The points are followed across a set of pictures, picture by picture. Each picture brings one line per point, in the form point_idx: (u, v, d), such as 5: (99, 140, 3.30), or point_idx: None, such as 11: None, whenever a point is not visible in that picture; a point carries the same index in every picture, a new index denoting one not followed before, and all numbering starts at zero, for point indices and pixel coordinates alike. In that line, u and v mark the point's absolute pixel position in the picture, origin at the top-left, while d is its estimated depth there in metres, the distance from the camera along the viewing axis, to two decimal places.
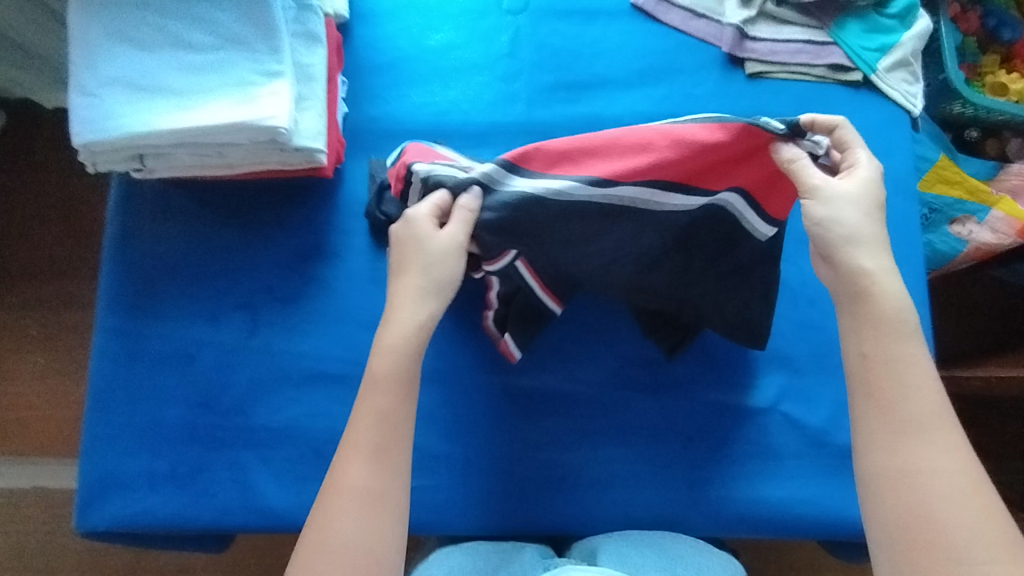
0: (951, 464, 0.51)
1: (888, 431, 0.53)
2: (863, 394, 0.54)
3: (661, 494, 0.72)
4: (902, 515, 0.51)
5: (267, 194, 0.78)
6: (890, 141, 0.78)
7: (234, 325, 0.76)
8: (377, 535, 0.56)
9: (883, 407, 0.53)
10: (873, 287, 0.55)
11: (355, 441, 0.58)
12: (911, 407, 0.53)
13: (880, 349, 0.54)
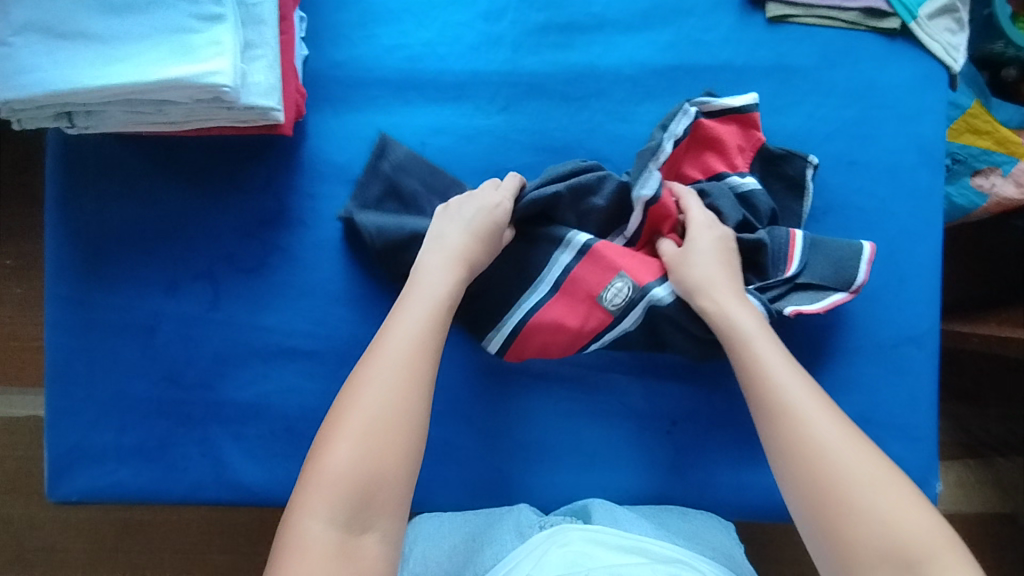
0: (853, 460, 0.51)
1: (775, 433, 0.54)
2: (766, 423, 0.55)
3: (643, 477, 0.70)
4: (816, 500, 0.51)
5: (225, 152, 0.71)
6: (922, 103, 0.69)
7: (195, 295, 0.71)
8: (411, 394, 0.54)
9: (762, 405, 0.56)
10: (721, 321, 0.60)
11: (397, 323, 0.58)
12: (793, 407, 0.54)
13: (746, 364, 0.58)
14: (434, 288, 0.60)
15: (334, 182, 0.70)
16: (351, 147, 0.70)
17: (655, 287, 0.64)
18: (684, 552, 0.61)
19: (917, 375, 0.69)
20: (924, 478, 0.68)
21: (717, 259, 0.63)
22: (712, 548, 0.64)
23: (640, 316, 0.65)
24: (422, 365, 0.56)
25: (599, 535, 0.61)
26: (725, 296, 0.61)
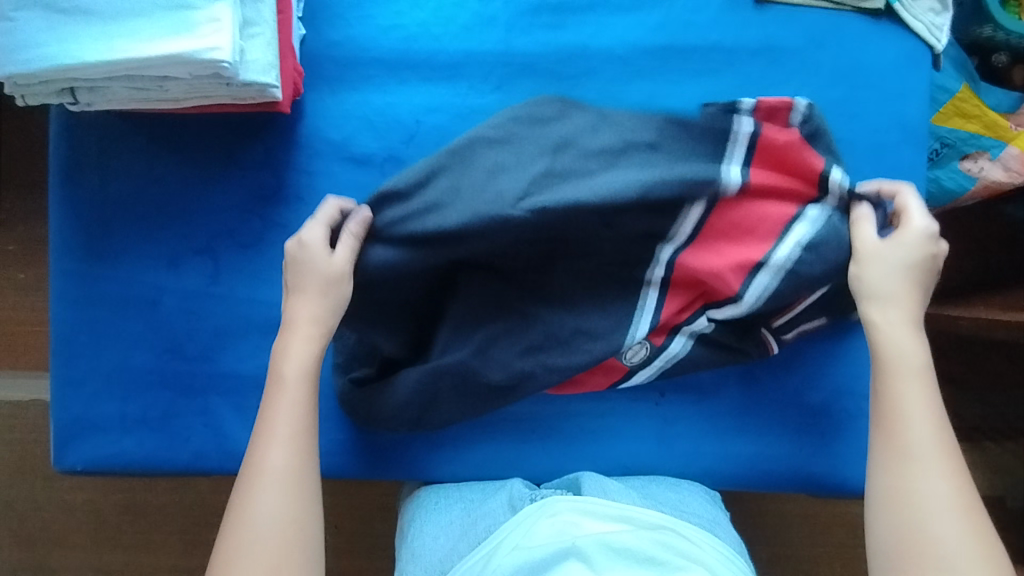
0: (956, 521, 0.53)
1: (890, 459, 0.57)
2: (881, 427, 0.58)
3: (632, 447, 0.72)
4: (899, 537, 0.54)
5: (225, 129, 0.72)
6: (906, 83, 0.70)
7: (196, 270, 0.73)
8: (297, 487, 0.59)
9: (883, 409, 0.59)
10: (881, 346, 0.60)
11: (271, 426, 0.60)
12: (916, 443, 0.56)
13: (885, 376, 0.59)
14: (297, 395, 0.61)
15: (331, 159, 0.72)
16: (347, 124, 0.72)
17: (671, 345, 0.68)
18: (671, 518, 0.63)
19: None
20: None
21: (899, 277, 0.62)
22: (698, 516, 0.66)
23: (647, 320, 0.66)
24: (301, 474, 0.59)
25: (587, 505, 0.63)
26: (889, 323, 0.61)
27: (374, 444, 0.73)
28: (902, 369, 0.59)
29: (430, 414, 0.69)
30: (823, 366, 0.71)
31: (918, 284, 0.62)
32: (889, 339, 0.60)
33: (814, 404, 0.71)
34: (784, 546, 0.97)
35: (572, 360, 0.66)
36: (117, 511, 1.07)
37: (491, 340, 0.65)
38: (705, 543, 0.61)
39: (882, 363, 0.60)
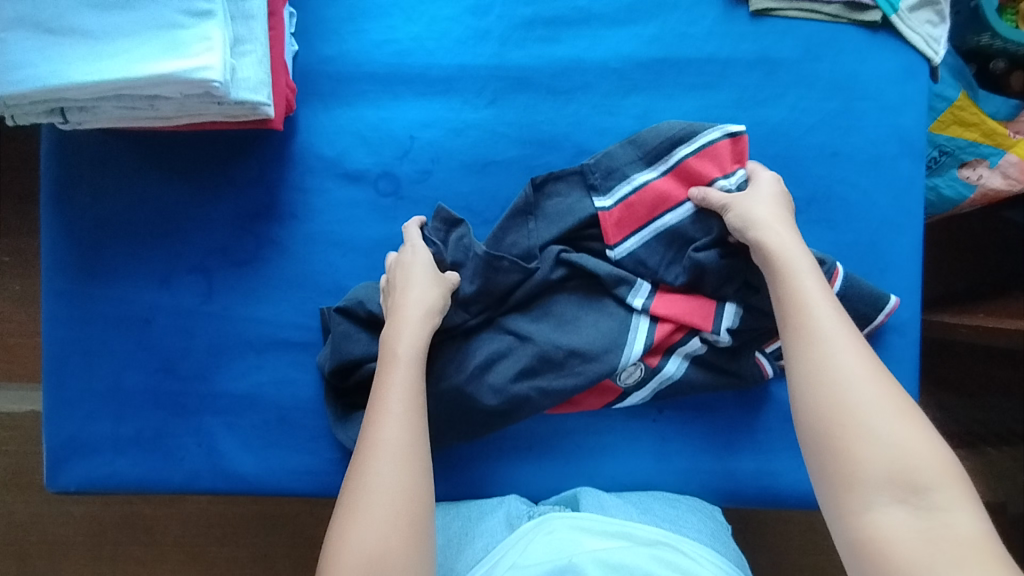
0: (882, 396, 0.47)
1: (798, 347, 0.52)
2: (797, 350, 0.52)
3: (630, 464, 0.71)
4: (831, 433, 0.47)
5: (217, 146, 0.72)
6: (903, 95, 0.69)
7: (189, 288, 0.72)
8: (414, 469, 0.54)
9: (793, 334, 0.53)
10: (773, 262, 0.57)
11: (393, 351, 0.60)
12: (829, 338, 0.51)
13: (787, 297, 0.55)
14: (422, 313, 0.62)
15: (325, 175, 0.71)
16: (341, 140, 0.71)
17: (666, 365, 0.67)
18: (669, 534, 0.62)
19: (898, 367, 0.70)
20: None
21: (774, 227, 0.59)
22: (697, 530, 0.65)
23: (639, 344, 0.66)
24: (412, 465, 0.54)
25: (584, 522, 0.62)
26: (780, 253, 0.57)
27: None
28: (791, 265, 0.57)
29: (440, 433, 0.68)
30: None
31: (778, 225, 0.60)
32: (792, 270, 0.56)
33: None
34: (783, 554, 0.96)
35: (568, 380, 0.66)
36: (112, 526, 1.06)
37: (490, 361, 0.66)
38: (702, 557, 0.61)
39: (759, 249, 0.59)
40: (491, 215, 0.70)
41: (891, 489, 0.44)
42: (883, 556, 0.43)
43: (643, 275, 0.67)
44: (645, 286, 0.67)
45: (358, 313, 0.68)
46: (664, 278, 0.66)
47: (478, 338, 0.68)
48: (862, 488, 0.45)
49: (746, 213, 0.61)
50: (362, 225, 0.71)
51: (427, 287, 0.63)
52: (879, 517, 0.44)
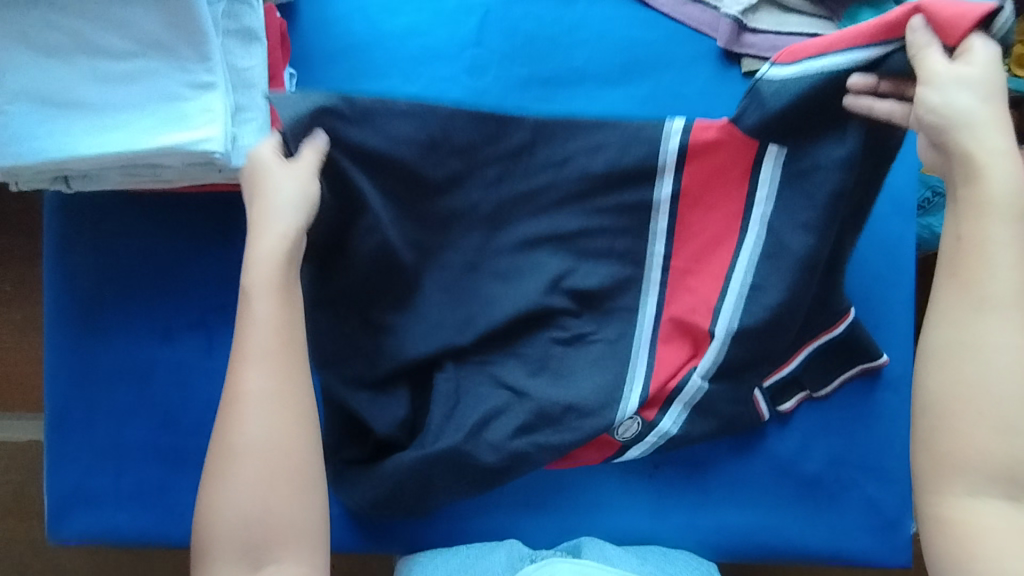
0: None
1: (958, 305, 0.46)
2: (956, 300, 0.46)
3: (626, 518, 0.72)
4: (950, 403, 0.45)
5: (217, 204, 0.73)
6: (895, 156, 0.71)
7: (190, 344, 0.73)
8: (291, 440, 0.52)
9: (969, 282, 0.46)
10: (976, 197, 0.46)
11: (248, 312, 0.53)
12: (1009, 303, 0.45)
13: (976, 244, 0.46)
14: (275, 259, 0.54)
15: None
16: None
17: (662, 421, 0.68)
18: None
19: (889, 421, 0.71)
20: (897, 519, 0.71)
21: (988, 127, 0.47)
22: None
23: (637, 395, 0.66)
24: (287, 376, 0.52)
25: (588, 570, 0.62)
26: (986, 200, 0.46)
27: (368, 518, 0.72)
28: (998, 207, 0.46)
29: (435, 493, 0.67)
30: (816, 436, 0.71)
31: (983, 89, 0.48)
32: (983, 202, 0.46)
33: (809, 474, 0.71)
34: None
35: (562, 430, 0.66)
36: None
37: (486, 421, 0.66)
38: None
39: (969, 167, 0.47)
40: None
41: (999, 483, 0.44)
42: (964, 532, 0.45)
43: (636, 316, 0.67)
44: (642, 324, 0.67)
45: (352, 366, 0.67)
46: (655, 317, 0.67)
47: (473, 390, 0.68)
48: (967, 477, 0.45)
49: (950, 110, 0.47)
50: None
51: (289, 218, 0.55)
52: (974, 508, 0.45)
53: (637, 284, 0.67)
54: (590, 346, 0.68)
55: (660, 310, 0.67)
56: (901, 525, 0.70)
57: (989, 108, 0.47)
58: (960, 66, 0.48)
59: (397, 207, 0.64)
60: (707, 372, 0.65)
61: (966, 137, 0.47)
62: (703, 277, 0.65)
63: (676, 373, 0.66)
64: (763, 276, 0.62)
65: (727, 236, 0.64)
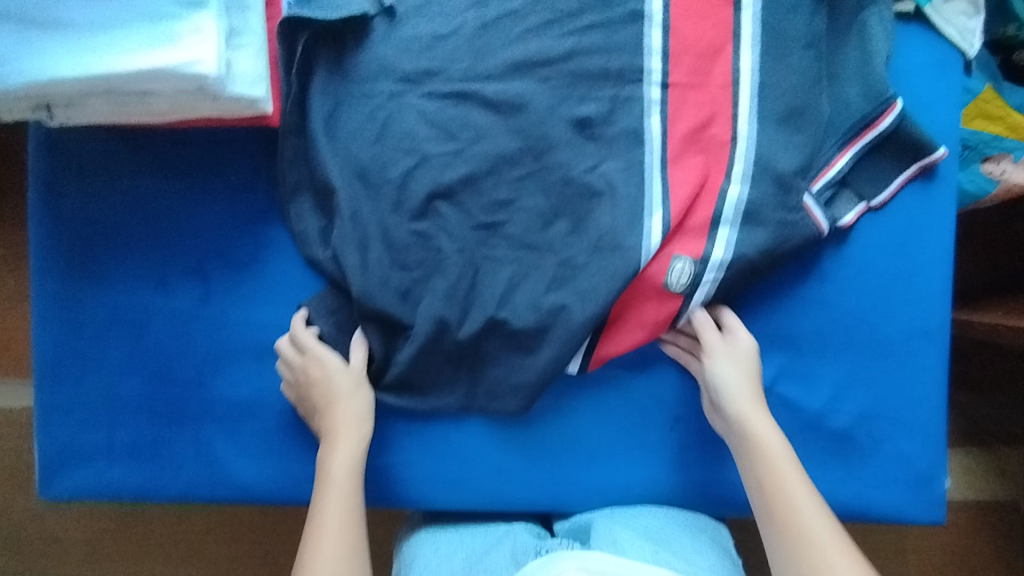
0: (843, 563, 0.54)
1: (763, 497, 0.59)
2: (758, 490, 0.60)
3: (644, 474, 0.69)
4: None
5: (209, 142, 0.68)
6: (937, 91, 0.66)
7: (185, 291, 0.69)
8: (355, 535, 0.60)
9: (760, 491, 0.60)
10: (743, 439, 0.61)
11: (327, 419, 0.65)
12: (801, 513, 0.57)
13: (749, 453, 0.61)
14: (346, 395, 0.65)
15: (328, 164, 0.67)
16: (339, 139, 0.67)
17: (713, 252, 0.63)
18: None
19: (923, 372, 0.67)
20: (930, 474, 0.68)
21: (742, 369, 0.63)
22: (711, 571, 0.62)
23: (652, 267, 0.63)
24: None
25: (594, 565, 0.57)
26: (755, 429, 0.61)
27: (375, 473, 0.69)
28: (771, 451, 0.60)
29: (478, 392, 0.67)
30: (846, 388, 0.67)
31: (745, 376, 0.63)
32: (771, 450, 0.60)
33: (837, 429, 0.67)
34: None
35: (602, 291, 0.63)
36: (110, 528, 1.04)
37: (514, 283, 0.66)
38: None
39: (749, 455, 0.61)
40: (497, 214, 0.67)
41: None
42: None
43: (643, 139, 0.65)
44: (653, 181, 0.64)
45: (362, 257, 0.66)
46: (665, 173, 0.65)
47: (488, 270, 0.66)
48: None
49: None
50: (359, 225, 0.67)
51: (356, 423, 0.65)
52: None
53: (638, 102, 0.66)
54: (601, 178, 0.65)
55: (668, 127, 0.65)
56: (933, 480, 0.67)
57: (743, 372, 0.63)
58: (731, 346, 0.64)
59: (394, 62, 0.67)
60: (745, 175, 0.63)
61: (732, 416, 0.62)
62: (723, 119, 0.65)
63: (709, 182, 0.64)
64: (769, 76, 0.64)
65: (721, 85, 0.65)
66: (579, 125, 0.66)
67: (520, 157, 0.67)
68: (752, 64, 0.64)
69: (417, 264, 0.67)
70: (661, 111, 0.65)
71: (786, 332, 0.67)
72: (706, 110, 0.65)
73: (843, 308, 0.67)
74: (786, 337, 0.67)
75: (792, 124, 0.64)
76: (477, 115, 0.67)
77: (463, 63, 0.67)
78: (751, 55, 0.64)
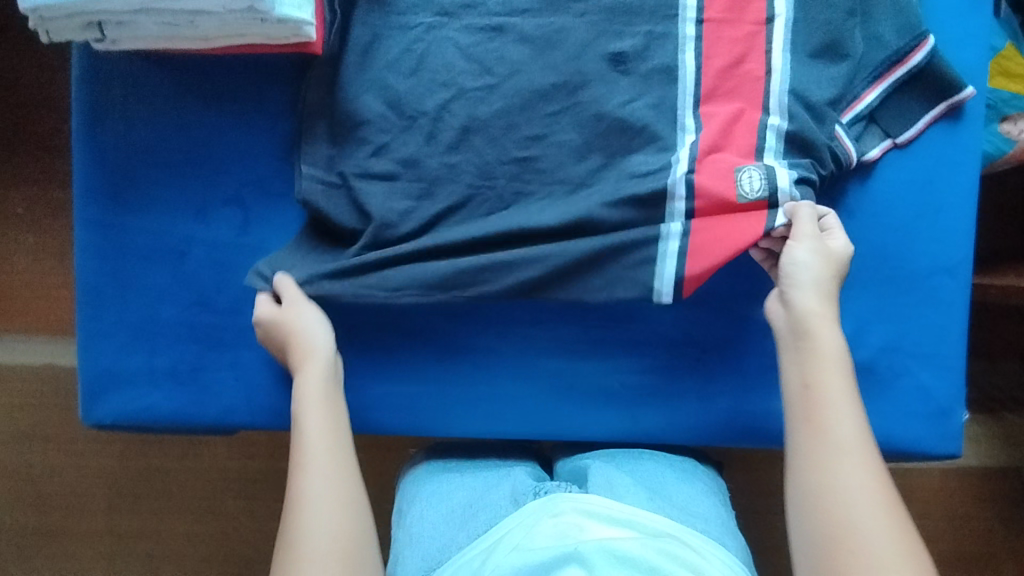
0: (877, 524, 0.53)
1: (808, 444, 0.57)
2: (800, 428, 0.58)
3: (669, 406, 0.70)
4: (824, 542, 0.53)
5: (250, 72, 0.69)
6: (966, 30, 0.66)
7: (224, 220, 0.70)
8: (347, 497, 0.62)
9: (805, 429, 0.58)
10: (805, 374, 0.59)
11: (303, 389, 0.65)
12: (847, 462, 0.56)
13: (807, 388, 0.59)
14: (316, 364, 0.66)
15: (367, 92, 0.68)
16: (377, 71, 0.68)
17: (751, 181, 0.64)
18: (674, 525, 0.63)
19: (948, 309, 0.68)
20: (951, 409, 0.69)
21: (818, 295, 0.61)
22: (704, 521, 0.67)
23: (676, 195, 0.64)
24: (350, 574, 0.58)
25: (592, 507, 0.62)
26: (823, 379, 0.59)
27: (409, 400, 0.72)
28: (820, 395, 0.58)
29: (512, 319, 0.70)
30: (869, 323, 0.68)
31: (824, 301, 0.61)
32: (829, 389, 0.58)
33: (860, 363, 0.68)
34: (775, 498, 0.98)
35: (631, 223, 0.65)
36: (137, 474, 1.05)
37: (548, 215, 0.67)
38: (708, 553, 0.62)
39: (803, 392, 0.59)
40: (530, 147, 0.68)
41: None
42: None
43: (677, 75, 0.67)
44: (685, 118, 0.66)
45: (394, 188, 0.68)
46: (695, 110, 0.66)
47: (517, 204, 0.67)
48: None
49: None
50: (393, 155, 0.68)
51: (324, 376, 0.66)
52: None
53: (673, 38, 0.67)
54: (633, 113, 0.66)
55: (702, 63, 0.66)
56: (952, 413, 0.69)
57: (820, 298, 0.61)
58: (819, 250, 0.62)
59: None
60: (782, 108, 0.65)
61: (793, 340, 0.61)
62: (757, 55, 0.66)
63: (744, 116, 0.65)
64: (802, 13, 0.65)
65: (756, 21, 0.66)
66: (614, 60, 0.67)
67: (554, 93, 0.67)
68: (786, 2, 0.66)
69: (449, 197, 0.68)
70: (696, 48, 0.67)
71: None
72: (741, 47, 0.66)
73: (866, 243, 0.68)
74: None
75: (826, 58, 0.65)
76: (512, 49, 0.68)
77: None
78: None
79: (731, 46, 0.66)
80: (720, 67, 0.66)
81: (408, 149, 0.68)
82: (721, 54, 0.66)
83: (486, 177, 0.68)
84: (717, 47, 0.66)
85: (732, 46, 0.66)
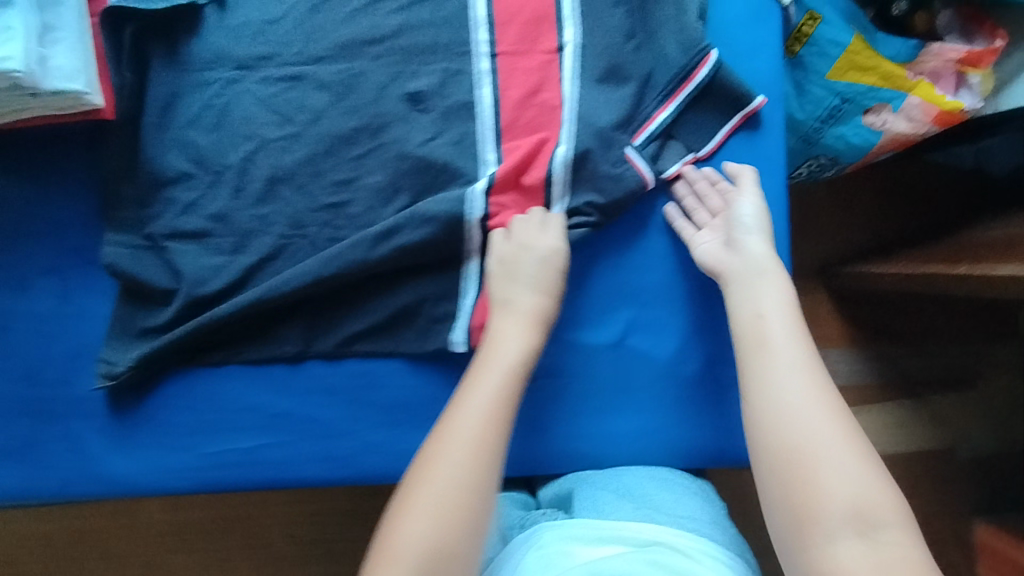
0: (834, 431, 0.53)
1: (753, 356, 0.58)
2: (746, 347, 0.59)
3: (507, 438, 0.69)
4: (784, 461, 0.53)
5: (56, 142, 0.69)
6: (755, 39, 0.68)
7: (44, 291, 0.70)
8: (481, 465, 0.56)
9: (749, 346, 0.59)
10: (750, 301, 0.60)
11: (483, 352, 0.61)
12: (792, 375, 0.56)
13: (748, 311, 0.60)
14: (502, 373, 0.60)
15: (172, 152, 0.68)
16: (181, 131, 0.68)
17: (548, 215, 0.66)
18: (663, 532, 0.59)
19: None
20: None
21: (756, 229, 0.63)
22: (691, 515, 0.62)
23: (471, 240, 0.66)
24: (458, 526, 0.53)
25: (575, 535, 0.59)
26: (764, 300, 0.60)
27: (245, 455, 0.70)
28: (767, 318, 0.59)
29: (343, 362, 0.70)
30: (690, 337, 0.68)
31: (762, 236, 0.62)
32: (766, 308, 0.59)
33: (689, 377, 0.68)
34: None
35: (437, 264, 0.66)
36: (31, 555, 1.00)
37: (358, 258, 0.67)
38: (698, 552, 0.58)
39: (748, 318, 0.60)
40: (338, 193, 0.68)
41: (852, 524, 0.50)
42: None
43: (475, 110, 0.67)
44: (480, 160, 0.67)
45: (208, 248, 0.69)
46: (486, 152, 0.67)
47: (322, 257, 0.66)
48: (823, 522, 0.50)
49: None
50: (205, 213, 0.68)
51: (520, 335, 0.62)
52: (835, 554, 0.49)
53: (468, 74, 0.67)
54: (434, 150, 0.67)
55: (499, 96, 0.67)
56: None
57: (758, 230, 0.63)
58: (742, 198, 0.64)
59: (228, 50, 0.68)
60: (572, 138, 0.65)
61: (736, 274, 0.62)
62: (551, 85, 0.66)
63: (542, 148, 0.66)
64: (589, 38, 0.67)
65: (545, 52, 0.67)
66: (412, 100, 0.68)
67: (358, 137, 0.68)
68: (572, 29, 0.67)
69: (261, 248, 0.68)
70: (492, 82, 0.67)
71: (630, 283, 0.69)
72: (533, 76, 0.66)
73: (677, 260, 0.68)
74: (630, 290, 0.69)
75: (611, 83, 0.66)
76: (313, 97, 0.68)
77: (296, 47, 0.68)
78: (573, 21, 0.67)
79: (523, 76, 0.67)
80: (515, 98, 0.67)
81: (220, 204, 0.68)
82: (514, 85, 0.67)
83: (299, 227, 0.68)
84: (511, 80, 0.67)
85: (525, 76, 0.67)
